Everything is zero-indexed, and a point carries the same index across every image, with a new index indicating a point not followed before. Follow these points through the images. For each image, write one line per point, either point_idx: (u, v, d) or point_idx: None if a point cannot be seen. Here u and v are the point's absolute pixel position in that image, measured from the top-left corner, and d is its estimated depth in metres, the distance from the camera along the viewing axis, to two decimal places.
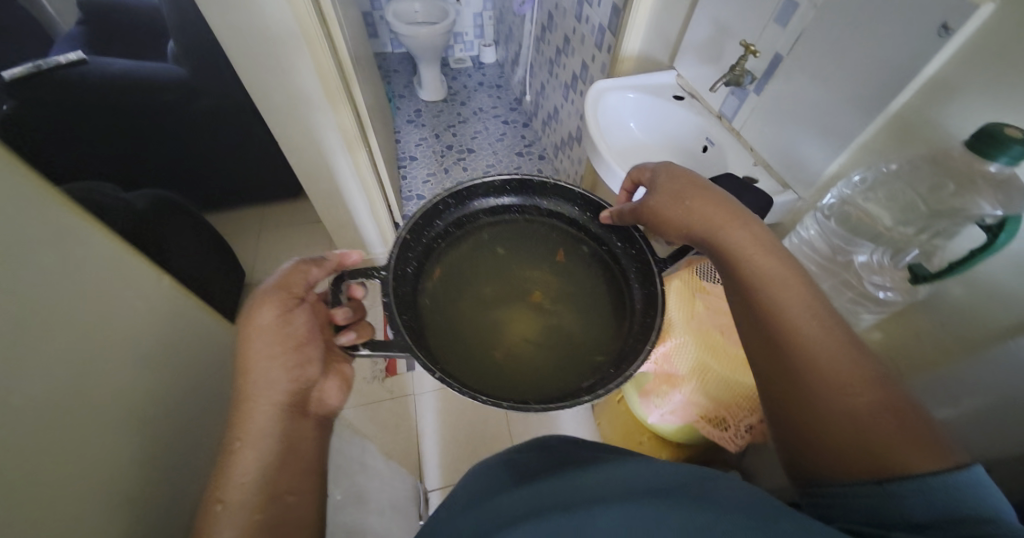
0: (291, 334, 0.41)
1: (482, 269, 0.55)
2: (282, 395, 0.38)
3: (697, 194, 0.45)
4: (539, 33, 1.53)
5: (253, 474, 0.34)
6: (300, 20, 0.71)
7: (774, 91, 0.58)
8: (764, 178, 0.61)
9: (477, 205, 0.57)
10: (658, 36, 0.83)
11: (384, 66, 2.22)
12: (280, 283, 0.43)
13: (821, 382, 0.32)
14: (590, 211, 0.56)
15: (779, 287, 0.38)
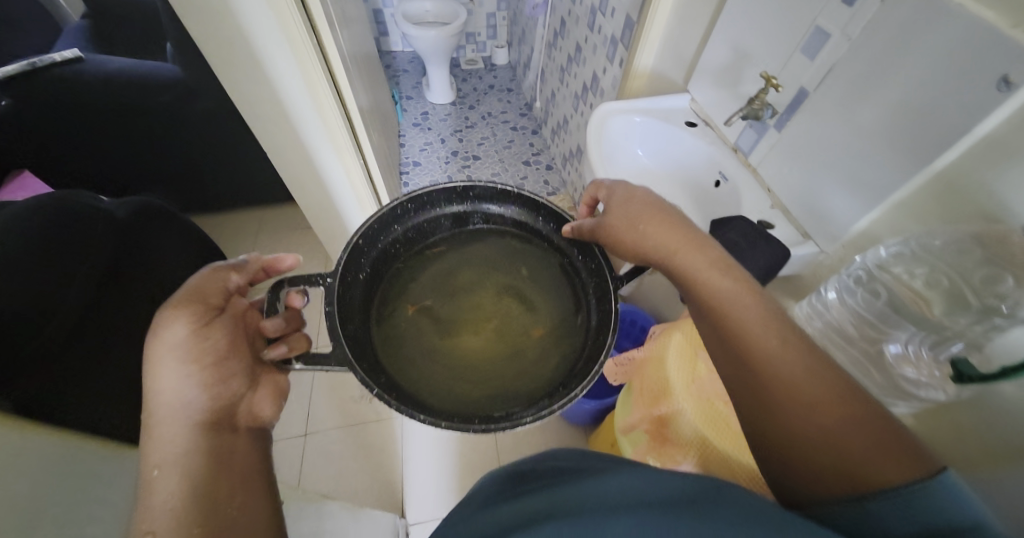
0: (207, 347, 0.39)
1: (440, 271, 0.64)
2: (202, 404, 0.37)
3: (653, 216, 0.48)
4: (551, 39, 1.47)
5: (182, 499, 0.31)
6: (285, 29, 0.67)
7: (796, 129, 0.52)
8: (781, 223, 0.55)
9: (439, 212, 0.65)
10: (673, 55, 0.77)
11: (394, 66, 2.18)
12: (192, 295, 0.41)
13: (791, 404, 0.32)
14: (553, 223, 0.63)
15: (736, 310, 0.39)
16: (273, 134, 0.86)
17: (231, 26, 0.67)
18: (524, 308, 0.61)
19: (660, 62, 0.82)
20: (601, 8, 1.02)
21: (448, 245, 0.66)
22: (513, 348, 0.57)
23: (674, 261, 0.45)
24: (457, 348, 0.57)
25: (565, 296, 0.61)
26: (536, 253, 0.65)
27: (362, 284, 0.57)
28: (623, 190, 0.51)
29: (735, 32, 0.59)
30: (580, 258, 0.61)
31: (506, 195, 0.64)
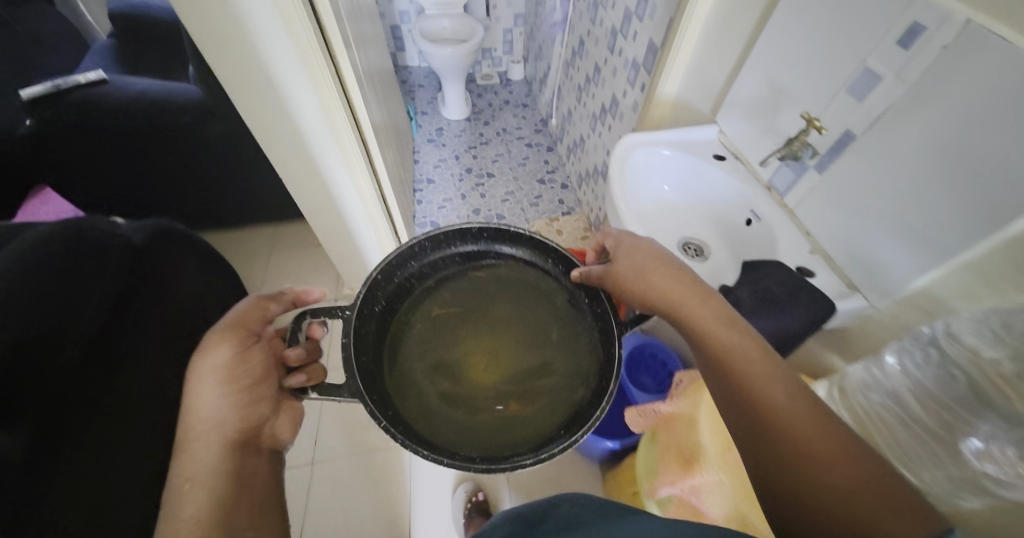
0: (243, 374, 0.46)
1: (451, 307, 0.60)
2: (232, 422, 0.43)
3: (659, 268, 0.52)
4: (568, 58, 1.46)
5: (205, 511, 0.36)
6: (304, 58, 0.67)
7: (840, 174, 0.48)
8: (822, 270, 0.51)
9: (453, 249, 0.62)
10: (699, 84, 0.74)
11: (409, 82, 2.19)
12: (234, 322, 0.48)
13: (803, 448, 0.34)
14: (562, 265, 0.60)
15: (744, 360, 0.42)
16: (290, 158, 0.86)
17: (251, 55, 0.66)
18: (532, 351, 0.56)
19: (685, 90, 0.79)
20: (622, 31, 1.00)
21: (458, 281, 0.62)
22: (519, 395, 0.53)
23: (684, 312, 0.48)
24: (465, 391, 0.54)
25: (573, 341, 0.57)
26: (545, 294, 0.61)
27: (376, 317, 0.56)
28: (629, 241, 0.55)
29: (770, 66, 0.56)
30: (587, 303, 0.57)
31: (518, 237, 0.61)
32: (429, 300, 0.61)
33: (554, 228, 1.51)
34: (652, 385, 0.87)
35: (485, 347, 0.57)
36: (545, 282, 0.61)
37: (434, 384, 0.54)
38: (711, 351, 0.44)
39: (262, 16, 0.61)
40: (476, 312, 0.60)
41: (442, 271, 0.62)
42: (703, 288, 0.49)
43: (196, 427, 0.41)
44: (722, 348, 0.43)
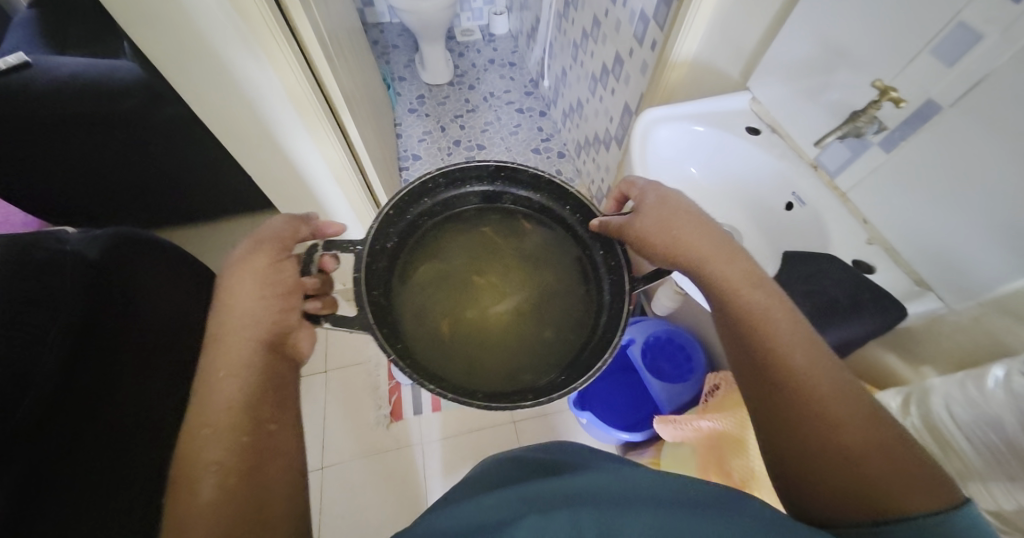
0: (279, 282, 0.43)
1: (463, 247, 0.61)
2: (262, 333, 0.40)
3: (688, 220, 0.45)
4: (561, 9, 1.30)
5: (239, 400, 0.35)
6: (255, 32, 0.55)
7: (914, 153, 0.41)
8: (883, 264, 0.45)
9: (469, 189, 0.61)
10: (723, 41, 0.65)
11: (382, 42, 1.98)
12: (270, 237, 0.46)
13: (824, 427, 0.30)
14: (578, 214, 0.59)
15: (765, 317, 0.37)
16: (256, 147, 0.76)
17: (193, 31, 0.55)
18: (528, 292, 0.60)
19: (706, 48, 0.69)
20: None
21: (466, 224, 0.63)
22: (515, 337, 0.56)
23: (707, 269, 0.43)
24: (469, 322, 0.57)
25: (572, 289, 0.59)
26: (557, 242, 0.62)
27: (388, 254, 0.56)
28: (658, 193, 0.47)
29: (824, 20, 0.47)
30: (600, 253, 0.57)
31: (535, 181, 0.60)
32: (442, 238, 0.61)
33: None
34: (675, 375, 0.83)
35: (491, 283, 0.60)
36: (554, 229, 0.62)
37: (442, 316, 0.57)
38: (738, 312, 0.39)
39: None
40: (484, 252, 0.62)
41: (456, 210, 0.62)
42: (729, 244, 0.44)
43: (230, 329, 0.39)
44: (747, 308, 0.38)
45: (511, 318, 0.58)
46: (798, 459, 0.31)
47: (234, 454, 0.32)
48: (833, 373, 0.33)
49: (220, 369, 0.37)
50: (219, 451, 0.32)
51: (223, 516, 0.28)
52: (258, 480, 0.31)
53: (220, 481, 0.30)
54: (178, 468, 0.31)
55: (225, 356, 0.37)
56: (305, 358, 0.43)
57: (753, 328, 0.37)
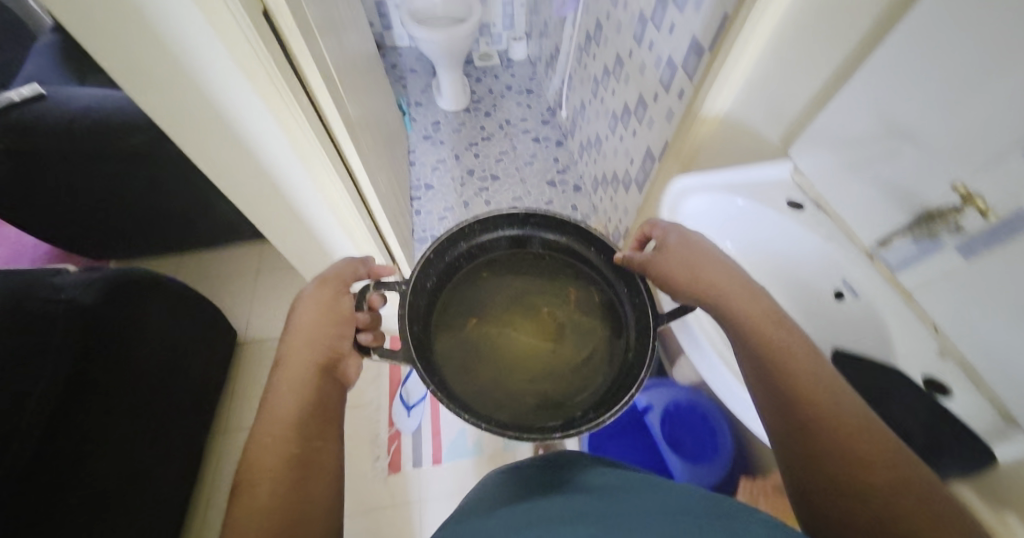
0: (335, 312, 0.50)
1: (498, 288, 0.57)
2: (320, 356, 0.46)
3: (709, 258, 0.47)
4: (582, 42, 1.27)
5: (295, 414, 0.40)
6: (256, 88, 0.52)
7: (1000, 267, 0.34)
8: (959, 386, 0.38)
9: (500, 233, 0.57)
10: (760, 100, 0.59)
11: (399, 66, 1.99)
12: (333, 275, 0.53)
13: (844, 462, 0.32)
14: (603, 254, 0.55)
15: (793, 359, 0.38)
16: (256, 195, 0.72)
17: (195, 92, 0.52)
18: (563, 340, 0.53)
19: (741, 105, 0.64)
20: (654, 20, 0.83)
21: (502, 268, 0.58)
22: (539, 384, 0.50)
23: (732, 309, 0.43)
24: (503, 367, 0.51)
25: (602, 335, 0.54)
26: (587, 286, 0.57)
27: (427, 293, 0.53)
28: (679, 234, 0.49)
29: (886, 98, 0.42)
30: (624, 291, 0.53)
31: (565, 224, 0.56)
32: (481, 279, 0.57)
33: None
34: (695, 450, 0.77)
35: (528, 320, 0.55)
36: (580, 270, 0.57)
37: (477, 356, 0.52)
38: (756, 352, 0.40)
39: (199, 44, 0.46)
40: (517, 292, 0.57)
41: (488, 255, 0.58)
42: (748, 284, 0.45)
43: (294, 349, 0.45)
44: (772, 346, 0.39)
45: (542, 363, 0.52)
46: (819, 489, 0.33)
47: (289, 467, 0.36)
48: (849, 413, 0.34)
49: (281, 385, 0.42)
50: (273, 464, 0.36)
51: (279, 519, 0.32)
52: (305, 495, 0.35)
53: (276, 487, 0.34)
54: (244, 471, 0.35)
55: (290, 373, 0.43)
56: (352, 384, 0.48)
57: (774, 369, 0.38)
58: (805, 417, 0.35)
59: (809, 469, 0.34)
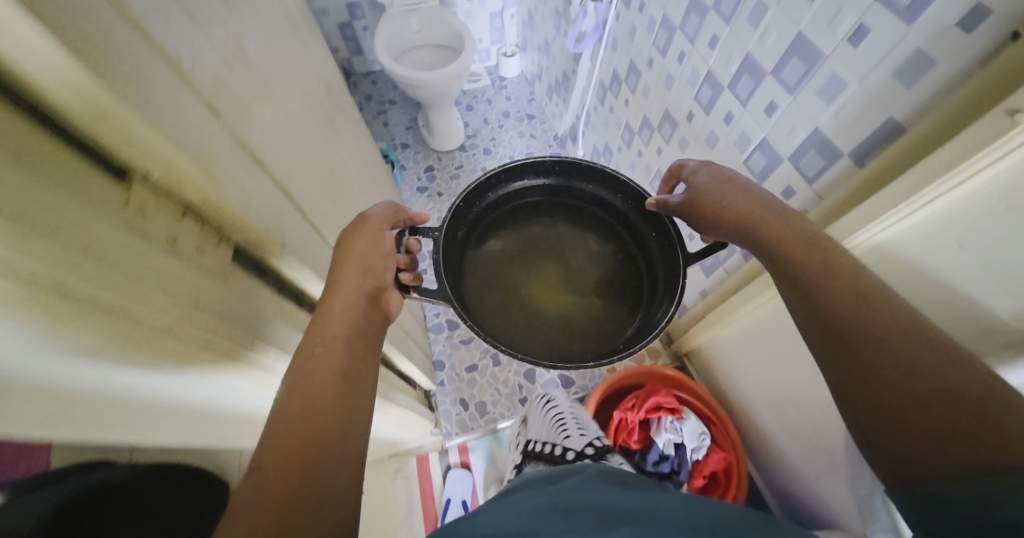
0: (380, 254, 0.50)
1: (532, 233, 0.68)
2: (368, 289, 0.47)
3: (734, 190, 0.48)
4: (605, 81, 1.08)
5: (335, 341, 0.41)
6: (216, 372, 0.32)
7: None
8: None
9: (524, 184, 0.66)
10: (965, 250, 0.42)
11: (376, 96, 1.75)
12: (382, 215, 0.54)
13: (901, 353, 0.36)
14: (631, 200, 0.63)
15: (836, 272, 0.41)
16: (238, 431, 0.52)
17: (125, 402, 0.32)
18: (582, 275, 0.67)
19: (916, 245, 0.46)
20: (733, 89, 0.66)
21: (530, 214, 0.69)
22: (572, 311, 0.64)
23: (757, 231, 0.46)
24: (536, 298, 0.64)
25: (623, 268, 0.66)
26: (609, 228, 0.67)
27: (460, 241, 0.62)
28: (709, 169, 0.51)
29: None
30: (654, 235, 0.61)
31: (591, 172, 0.64)
32: (508, 229, 0.68)
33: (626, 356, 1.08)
34: None
35: (552, 263, 0.67)
36: (602, 210, 0.67)
37: (514, 289, 0.65)
38: (795, 269, 0.43)
39: (128, 378, 0.27)
40: (546, 236, 0.69)
41: (515, 201, 0.67)
42: (776, 207, 0.47)
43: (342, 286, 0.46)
44: (801, 264, 0.42)
45: (572, 291, 0.65)
46: (874, 375, 0.37)
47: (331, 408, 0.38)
48: (887, 326, 0.37)
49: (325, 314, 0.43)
50: (325, 394, 0.38)
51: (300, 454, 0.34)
52: (340, 433, 0.37)
53: (313, 422, 0.36)
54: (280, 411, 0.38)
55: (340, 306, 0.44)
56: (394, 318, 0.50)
57: (821, 278, 0.41)
58: (846, 332, 0.39)
59: (859, 391, 0.38)
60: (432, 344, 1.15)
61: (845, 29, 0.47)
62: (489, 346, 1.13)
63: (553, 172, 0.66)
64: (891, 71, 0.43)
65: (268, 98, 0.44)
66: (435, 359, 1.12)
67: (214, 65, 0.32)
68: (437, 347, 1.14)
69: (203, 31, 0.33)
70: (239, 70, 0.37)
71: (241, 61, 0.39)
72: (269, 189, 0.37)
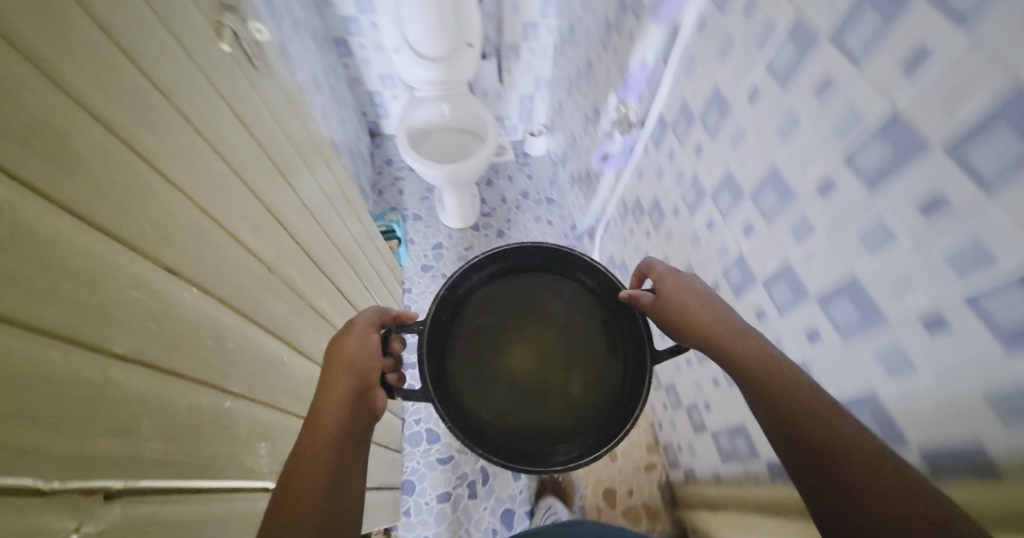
0: (372, 350, 0.44)
1: (501, 312, 0.55)
2: (356, 380, 0.41)
3: (701, 301, 0.46)
4: (627, 202, 1.01)
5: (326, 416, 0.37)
6: None
7: None
8: None
9: (507, 260, 0.54)
10: None
11: (397, 162, 1.74)
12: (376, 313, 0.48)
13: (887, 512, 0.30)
14: (607, 286, 0.52)
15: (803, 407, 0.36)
16: None
17: None
18: (552, 364, 0.54)
19: None
20: (768, 289, 0.56)
21: (505, 290, 0.55)
22: (537, 406, 0.52)
23: (726, 352, 0.42)
24: (501, 388, 0.53)
25: (598, 357, 0.54)
26: (587, 314, 0.55)
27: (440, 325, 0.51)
28: (678, 280, 0.48)
29: None
30: (627, 323, 0.51)
31: (575, 258, 0.53)
32: (479, 306, 0.55)
33: (620, 513, 0.94)
34: None
35: (519, 344, 0.55)
36: (578, 294, 0.55)
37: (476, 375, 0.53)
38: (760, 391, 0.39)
39: None
40: (516, 314, 0.55)
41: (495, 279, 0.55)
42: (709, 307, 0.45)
43: (331, 376, 0.40)
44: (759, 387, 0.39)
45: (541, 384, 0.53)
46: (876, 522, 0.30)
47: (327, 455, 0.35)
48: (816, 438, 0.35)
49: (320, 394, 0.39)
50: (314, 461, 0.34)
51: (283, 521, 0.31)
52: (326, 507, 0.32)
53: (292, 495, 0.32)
54: (244, 508, 0.36)
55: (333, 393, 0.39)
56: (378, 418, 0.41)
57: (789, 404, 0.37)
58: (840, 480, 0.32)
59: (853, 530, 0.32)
60: (407, 460, 1.04)
61: (918, 305, 0.37)
62: (468, 473, 1.02)
63: (534, 251, 0.54)
64: (984, 395, 0.33)
65: (239, 320, 0.39)
66: (405, 480, 1.02)
67: (159, 376, 0.27)
68: (412, 466, 1.03)
69: (153, 348, 0.27)
70: (202, 331, 0.33)
71: (209, 309, 0.34)
72: (199, 494, 0.30)
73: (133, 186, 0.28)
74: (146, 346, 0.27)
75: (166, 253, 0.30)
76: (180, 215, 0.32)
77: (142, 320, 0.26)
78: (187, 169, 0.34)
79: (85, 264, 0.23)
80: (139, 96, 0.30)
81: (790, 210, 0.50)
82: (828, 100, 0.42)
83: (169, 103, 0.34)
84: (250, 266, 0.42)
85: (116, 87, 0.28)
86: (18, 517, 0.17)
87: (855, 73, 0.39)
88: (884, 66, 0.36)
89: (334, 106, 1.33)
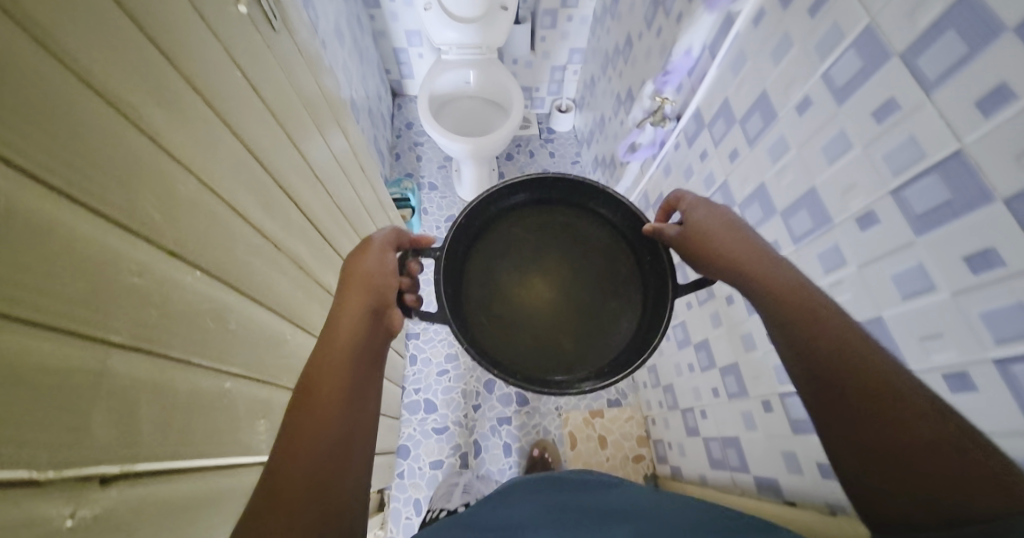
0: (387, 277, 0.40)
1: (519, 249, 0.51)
2: (369, 308, 0.37)
3: (730, 231, 0.39)
4: (650, 196, 0.97)
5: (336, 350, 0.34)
6: None
7: None
8: None
9: (527, 194, 0.49)
10: None
11: (417, 126, 1.70)
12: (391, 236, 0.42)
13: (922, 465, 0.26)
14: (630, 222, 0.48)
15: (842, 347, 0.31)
16: None
17: None
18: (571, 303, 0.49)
19: None
20: None
21: (523, 227, 0.51)
22: (553, 342, 0.47)
23: (752, 285, 0.37)
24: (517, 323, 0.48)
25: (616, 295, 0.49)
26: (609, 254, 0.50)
27: (458, 257, 0.47)
28: (705, 210, 0.41)
29: None
30: (648, 260, 0.47)
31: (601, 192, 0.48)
32: (496, 243, 0.50)
33: None
34: None
35: (536, 283, 0.50)
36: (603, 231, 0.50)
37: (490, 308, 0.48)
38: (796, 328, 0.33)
39: None
40: (535, 252, 0.51)
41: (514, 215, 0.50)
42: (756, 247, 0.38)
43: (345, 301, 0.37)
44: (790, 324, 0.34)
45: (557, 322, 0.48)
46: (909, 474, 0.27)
47: (339, 423, 0.32)
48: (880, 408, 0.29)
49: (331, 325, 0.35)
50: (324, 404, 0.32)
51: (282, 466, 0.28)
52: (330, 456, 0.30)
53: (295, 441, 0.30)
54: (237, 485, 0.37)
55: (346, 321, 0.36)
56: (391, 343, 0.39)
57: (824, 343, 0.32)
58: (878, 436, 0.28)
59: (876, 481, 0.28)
60: (404, 426, 1.08)
61: (944, 359, 0.36)
62: (461, 445, 1.06)
63: (557, 182, 0.49)
64: None
65: (244, 300, 0.39)
66: (400, 444, 1.06)
67: (157, 364, 0.28)
68: (407, 432, 1.07)
69: (140, 333, 0.27)
70: (205, 314, 0.33)
71: (211, 291, 0.34)
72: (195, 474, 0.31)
73: (134, 166, 0.27)
74: (148, 331, 0.27)
75: (162, 237, 0.29)
76: (172, 189, 0.31)
77: (128, 305, 0.26)
78: (187, 143, 0.33)
79: (77, 252, 0.23)
80: (140, 68, 0.29)
81: (822, 236, 0.47)
82: (886, 126, 0.39)
83: (171, 69, 0.32)
84: (255, 243, 0.41)
85: (114, 60, 0.27)
86: (9, 506, 0.18)
87: (923, 102, 0.35)
88: (958, 101, 0.33)
89: (356, 62, 1.28)
